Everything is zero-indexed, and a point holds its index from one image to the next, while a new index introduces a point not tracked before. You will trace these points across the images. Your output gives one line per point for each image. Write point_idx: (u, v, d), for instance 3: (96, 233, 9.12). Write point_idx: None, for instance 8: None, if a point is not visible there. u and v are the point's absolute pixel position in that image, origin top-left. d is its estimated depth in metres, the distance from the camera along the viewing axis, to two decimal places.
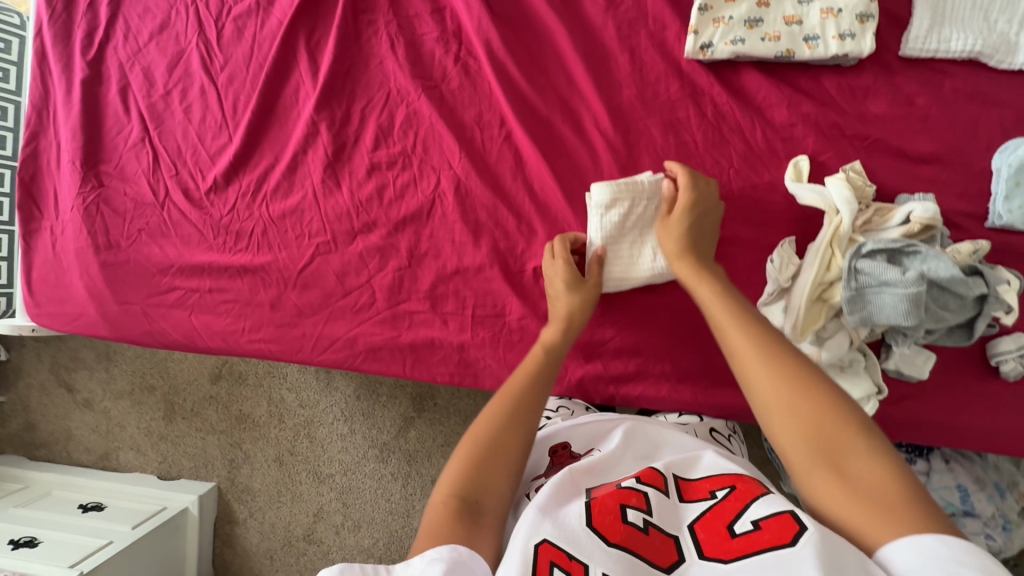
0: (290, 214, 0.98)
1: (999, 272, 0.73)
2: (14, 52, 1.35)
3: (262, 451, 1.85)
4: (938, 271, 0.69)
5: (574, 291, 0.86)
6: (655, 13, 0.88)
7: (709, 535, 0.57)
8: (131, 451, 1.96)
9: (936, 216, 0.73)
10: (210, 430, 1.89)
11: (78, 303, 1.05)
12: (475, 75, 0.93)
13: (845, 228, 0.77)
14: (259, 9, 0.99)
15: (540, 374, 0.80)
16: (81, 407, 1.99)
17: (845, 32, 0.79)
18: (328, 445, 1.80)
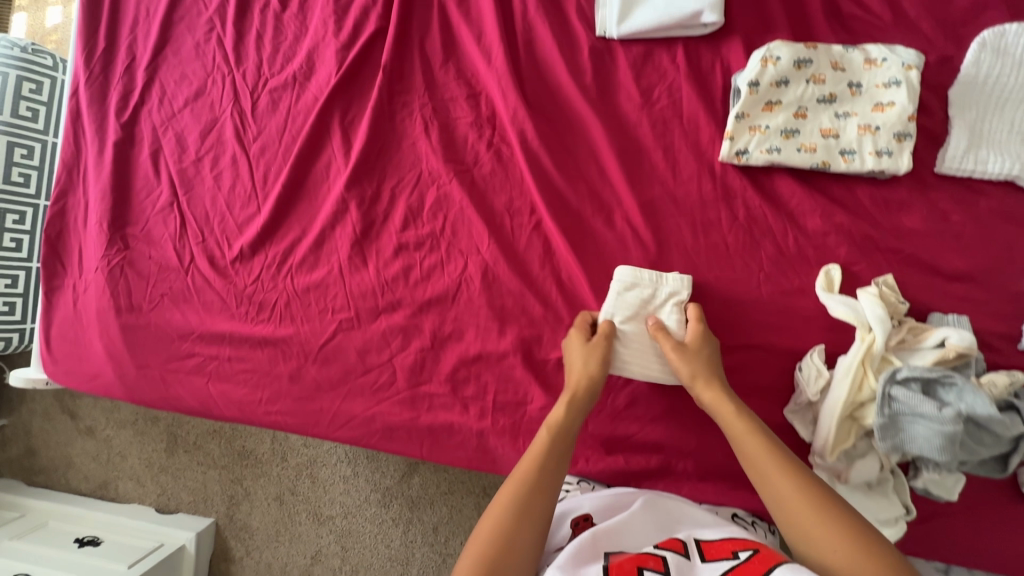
0: (314, 288, 0.98)
1: None
2: (44, 92, 1.32)
3: (262, 489, 1.83)
4: (976, 409, 0.68)
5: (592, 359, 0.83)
6: (690, 114, 0.88)
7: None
8: (130, 482, 1.93)
9: (972, 346, 0.73)
10: (212, 464, 1.88)
11: (95, 362, 1.04)
12: (507, 163, 0.94)
13: (878, 347, 0.76)
14: (296, 83, 0.99)
15: (549, 453, 0.77)
16: (83, 434, 1.97)
17: (882, 149, 0.79)
18: (330, 486, 1.78)
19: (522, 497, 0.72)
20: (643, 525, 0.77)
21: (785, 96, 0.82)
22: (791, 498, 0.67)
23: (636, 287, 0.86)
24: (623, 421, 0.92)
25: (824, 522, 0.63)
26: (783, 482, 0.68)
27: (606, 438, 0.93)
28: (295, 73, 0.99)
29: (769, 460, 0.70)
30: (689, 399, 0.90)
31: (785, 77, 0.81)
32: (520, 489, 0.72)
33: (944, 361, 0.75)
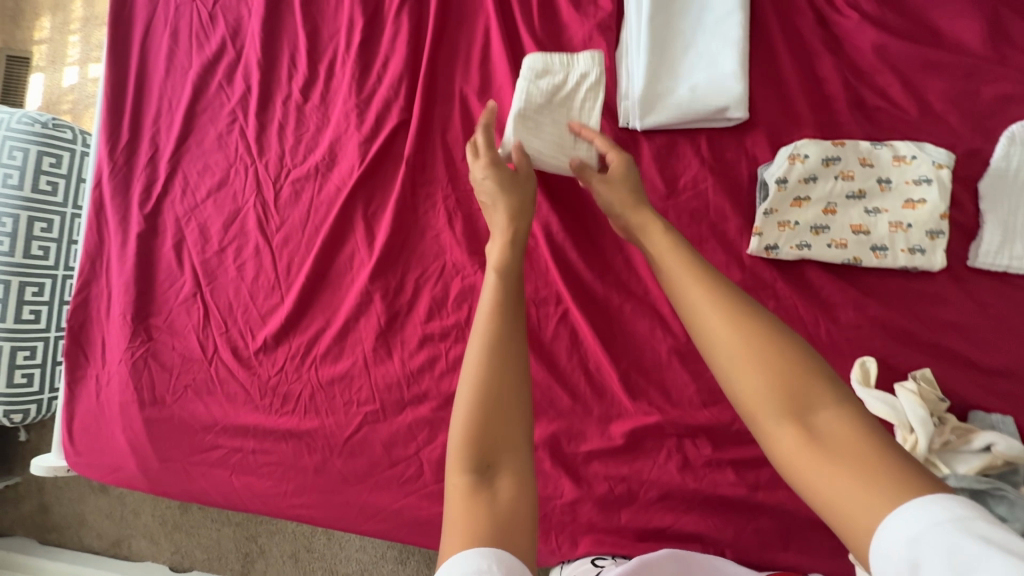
0: (339, 380, 0.97)
1: None
2: (64, 165, 1.22)
3: (277, 546, 1.81)
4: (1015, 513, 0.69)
5: (513, 211, 0.78)
6: (716, 205, 0.88)
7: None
8: (143, 539, 1.91)
9: (1020, 455, 0.72)
10: (226, 521, 1.86)
11: (119, 453, 1.03)
12: (531, 252, 0.94)
13: (921, 450, 0.75)
14: (318, 174, 1.00)
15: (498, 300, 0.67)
16: (96, 491, 1.95)
17: (915, 246, 0.79)
18: (346, 544, 1.76)
19: (487, 368, 0.60)
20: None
21: (814, 192, 0.82)
22: (730, 336, 0.54)
23: (549, 73, 0.87)
24: (655, 513, 0.88)
25: (769, 359, 0.52)
26: (715, 312, 0.56)
27: (641, 528, 0.88)
28: (318, 164, 1.00)
29: (708, 291, 0.58)
30: (723, 492, 0.86)
31: (813, 174, 0.81)
32: (473, 362, 0.62)
33: (987, 465, 0.74)
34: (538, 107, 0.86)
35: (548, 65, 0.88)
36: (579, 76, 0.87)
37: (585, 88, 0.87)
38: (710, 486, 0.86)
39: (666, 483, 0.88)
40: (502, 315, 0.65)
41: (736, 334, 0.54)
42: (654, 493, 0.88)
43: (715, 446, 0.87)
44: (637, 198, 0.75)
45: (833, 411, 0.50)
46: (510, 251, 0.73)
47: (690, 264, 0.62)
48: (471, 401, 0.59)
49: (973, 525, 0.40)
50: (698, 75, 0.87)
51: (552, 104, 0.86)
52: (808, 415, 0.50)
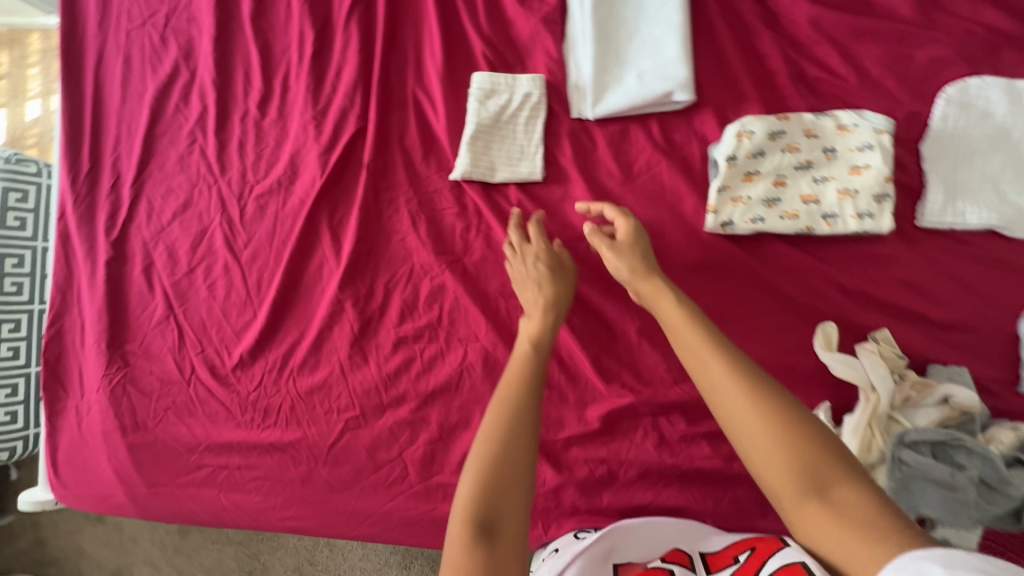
0: (317, 390, 0.98)
1: None
2: (31, 200, 1.20)
3: (280, 562, 1.83)
4: (984, 463, 0.72)
5: (542, 280, 0.85)
6: (671, 187, 0.90)
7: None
8: (145, 566, 1.91)
9: (975, 404, 0.74)
10: (227, 541, 1.87)
11: (104, 482, 1.03)
12: (497, 249, 0.95)
13: (882, 407, 0.77)
14: (282, 187, 1.01)
15: (524, 376, 0.77)
16: (92, 522, 1.94)
17: (864, 211, 0.81)
18: (349, 552, 1.80)
19: (503, 432, 0.69)
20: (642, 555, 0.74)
21: (763, 166, 0.84)
22: (746, 416, 0.63)
23: (495, 93, 0.93)
24: (637, 493, 0.90)
25: (779, 437, 0.61)
26: (729, 391, 0.65)
27: (624, 510, 0.90)
28: (280, 178, 1.01)
29: (721, 370, 0.67)
30: (699, 465, 0.88)
31: (761, 149, 0.83)
32: (489, 437, 0.69)
33: (947, 416, 0.76)
34: (485, 129, 0.93)
35: (494, 86, 0.93)
36: (521, 98, 0.92)
37: (528, 109, 0.92)
38: (687, 460, 0.89)
39: (645, 461, 0.90)
40: (526, 391, 0.74)
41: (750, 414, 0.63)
42: (634, 473, 0.90)
43: (689, 421, 0.90)
44: (647, 266, 0.80)
45: (840, 483, 0.58)
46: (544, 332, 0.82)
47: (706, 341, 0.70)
48: (480, 456, 0.67)
49: (963, 561, 0.46)
50: (643, 61, 0.89)
51: (497, 126, 0.93)
52: (822, 485, 0.58)
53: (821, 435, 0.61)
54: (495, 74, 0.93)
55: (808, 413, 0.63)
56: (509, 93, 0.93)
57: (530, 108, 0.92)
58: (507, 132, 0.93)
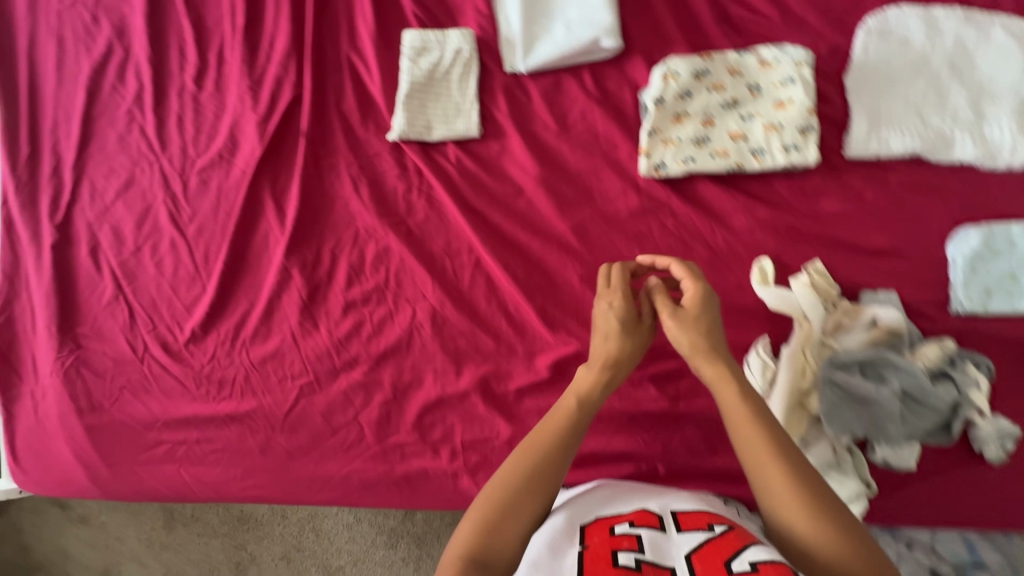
0: (270, 358, 0.98)
1: (967, 372, 0.79)
2: None
3: (267, 551, 1.83)
4: (912, 379, 0.76)
5: (611, 333, 0.75)
6: (606, 134, 0.91)
7: (709, 568, 0.57)
8: (132, 563, 1.91)
9: (899, 322, 0.78)
10: (212, 533, 1.87)
11: (64, 465, 1.03)
12: (440, 208, 0.95)
13: (815, 333, 0.80)
14: (223, 160, 1.00)
15: (558, 438, 0.69)
16: (76, 522, 1.93)
17: (790, 144, 0.82)
18: (335, 536, 1.80)
19: (521, 485, 0.65)
20: (615, 503, 0.74)
21: (691, 107, 0.85)
22: (799, 516, 0.58)
23: (427, 50, 0.94)
24: (589, 440, 0.92)
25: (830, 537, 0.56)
26: (783, 481, 0.60)
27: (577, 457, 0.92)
28: (220, 150, 1.00)
29: (773, 459, 0.61)
30: (646, 407, 0.90)
31: (688, 90, 0.85)
32: (502, 485, 0.66)
33: (875, 338, 0.80)
34: (419, 87, 0.94)
35: (426, 44, 0.94)
36: (453, 53, 0.93)
37: (460, 64, 0.93)
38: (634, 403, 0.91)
39: (595, 407, 0.92)
40: (558, 454, 0.68)
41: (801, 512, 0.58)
42: None
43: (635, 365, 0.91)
44: (712, 343, 0.70)
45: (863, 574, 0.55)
46: (597, 386, 0.72)
47: (755, 420, 0.64)
48: (493, 499, 0.65)
49: None
50: (572, 11, 0.91)
51: (431, 83, 0.94)
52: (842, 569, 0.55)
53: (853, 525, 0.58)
54: (426, 32, 0.94)
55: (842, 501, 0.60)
56: (441, 50, 0.94)
57: (462, 63, 0.93)
58: (441, 89, 0.94)
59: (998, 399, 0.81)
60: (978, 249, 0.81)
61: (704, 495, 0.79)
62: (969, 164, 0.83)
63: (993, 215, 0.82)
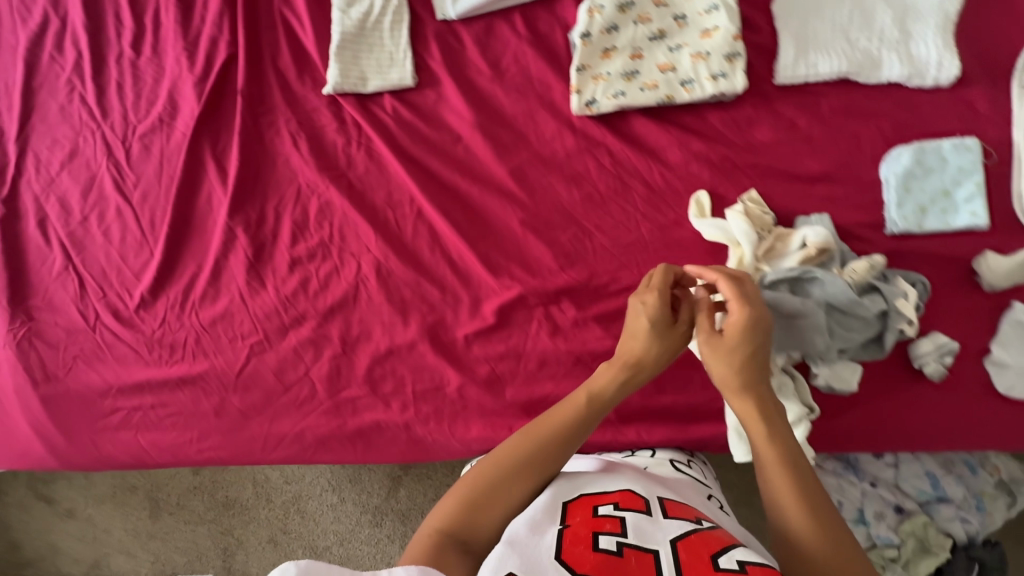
0: (220, 320, 0.99)
1: (897, 284, 0.78)
2: None
3: (253, 534, 1.80)
4: (838, 293, 0.75)
5: (641, 336, 0.73)
6: (540, 76, 0.91)
7: (693, 559, 0.54)
8: (121, 555, 1.88)
9: (829, 239, 0.77)
10: (199, 520, 1.84)
11: (23, 438, 1.04)
12: (380, 159, 0.95)
13: (748, 260, 0.80)
14: (163, 124, 1.00)
15: (566, 432, 0.69)
16: (63, 517, 1.89)
17: (717, 72, 0.84)
18: (321, 517, 1.76)
19: (518, 468, 0.66)
20: (606, 476, 0.69)
21: (618, 41, 0.87)
22: (801, 523, 0.60)
23: (358, 2, 0.95)
24: (537, 384, 0.92)
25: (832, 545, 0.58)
26: (794, 493, 0.62)
27: (525, 402, 0.92)
28: (160, 114, 1.00)
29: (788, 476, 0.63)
30: (591, 346, 0.89)
31: (614, 23, 0.86)
32: (496, 468, 0.66)
33: (811, 257, 0.78)
34: (352, 39, 0.94)
35: None
36: (382, 3, 0.94)
37: (391, 14, 0.94)
38: (580, 345, 0.90)
39: (541, 350, 0.91)
40: (560, 450, 0.68)
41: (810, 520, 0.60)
42: (532, 364, 0.92)
43: (579, 306, 0.90)
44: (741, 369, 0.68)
45: None
46: (611, 384, 0.72)
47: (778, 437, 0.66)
48: (487, 472, 0.66)
49: None
50: None
51: (363, 34, 0.94)
52: None
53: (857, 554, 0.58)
54: None
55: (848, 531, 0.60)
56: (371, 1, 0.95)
57: (393, 13, 0.94)
58: (374, 40, 0.94)
59: (936, 317, 0.81)
60: (910, 168, 0.81)
61: (686, 485, 0.77)
62: (897, 83, 0.83)
63: (924, 133, 0.82)
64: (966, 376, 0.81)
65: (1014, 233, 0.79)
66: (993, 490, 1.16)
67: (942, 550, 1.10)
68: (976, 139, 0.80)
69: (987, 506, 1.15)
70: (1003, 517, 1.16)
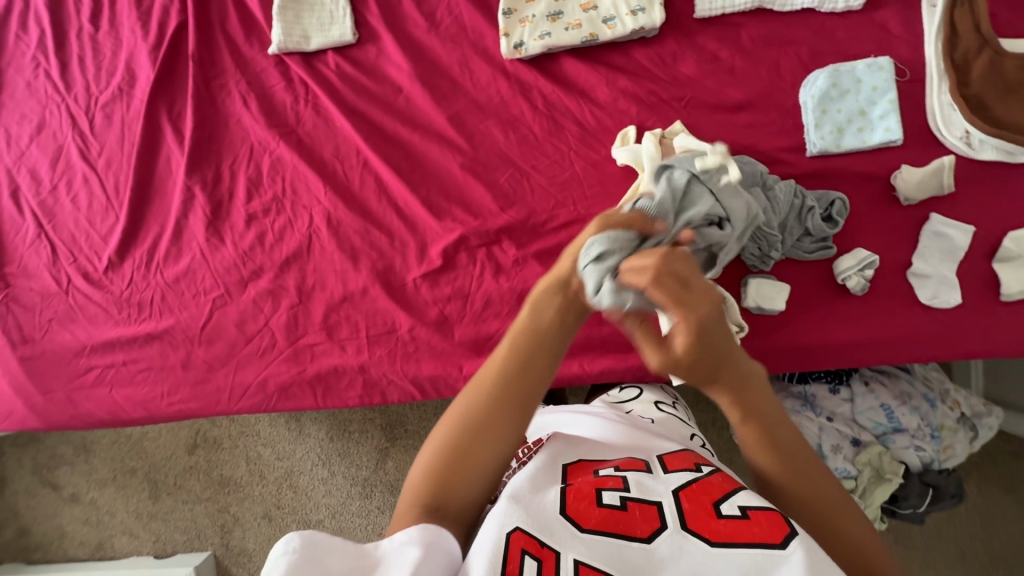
0: (183, 276, 1.03)
1: (809, 201, 0.82)
2: None
3: (249, 511, 1.66)
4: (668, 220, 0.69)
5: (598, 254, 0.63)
6: (472, 26, 0.95)
7: (696, 508, 0.54)
8: (125, 536, 1.72)
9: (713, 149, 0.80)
10: (197, 498, 1.70)
11: (6, 400, 1.09)
12: (326, 114, 1.00)
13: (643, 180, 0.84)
14: (123, 94, 1.06)
15: (517, 376, 0.58)
16: (67, 502, 1.74)
17: (636, 8, 0.88)
18: (312, 491, 1.64)
19: (473, 423, 0.56)
20: (605, 441, 0.68)
21: None
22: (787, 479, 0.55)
23: None
24: (484, 322, 0.95)
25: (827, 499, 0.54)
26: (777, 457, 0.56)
27: (473, 341, 0.95)
28: (120, 84, 1.06)
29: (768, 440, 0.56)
30: (532, 283, 0.93)
31: None
32: (456, 437, 0.56)
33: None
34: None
35: None
36: None
37: None
38: (522, 281, 0.93)
39: (486, 289, 0.95)
40: (526, 397, 0.58)
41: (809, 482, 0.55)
42: (478, 303, 0.95)
43: (519, 244, 0.93)
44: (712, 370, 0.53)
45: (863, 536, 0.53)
46: (552, 312, 0.61)
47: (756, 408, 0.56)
48: (445, 439, 0.56)
49: None
50: None
51: None
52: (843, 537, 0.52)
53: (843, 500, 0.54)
54: None
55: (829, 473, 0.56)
56: None
57: None
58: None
59: (857, 234, 0.84)
60: (826, 90, 0.84)
61: (675, 431, 0.76)
62: (810, 10, 0.86)
63: (839, 57, 0.85)
64: (889, 289, 0.84)
65: (926, 147, 0.82)
66: (953, 423, 1.15)
67: (896, 476, 1.11)
68: (888, 58, 0.83)
69: (945, 437, 1.15)
70: (963, 449, 1.14)
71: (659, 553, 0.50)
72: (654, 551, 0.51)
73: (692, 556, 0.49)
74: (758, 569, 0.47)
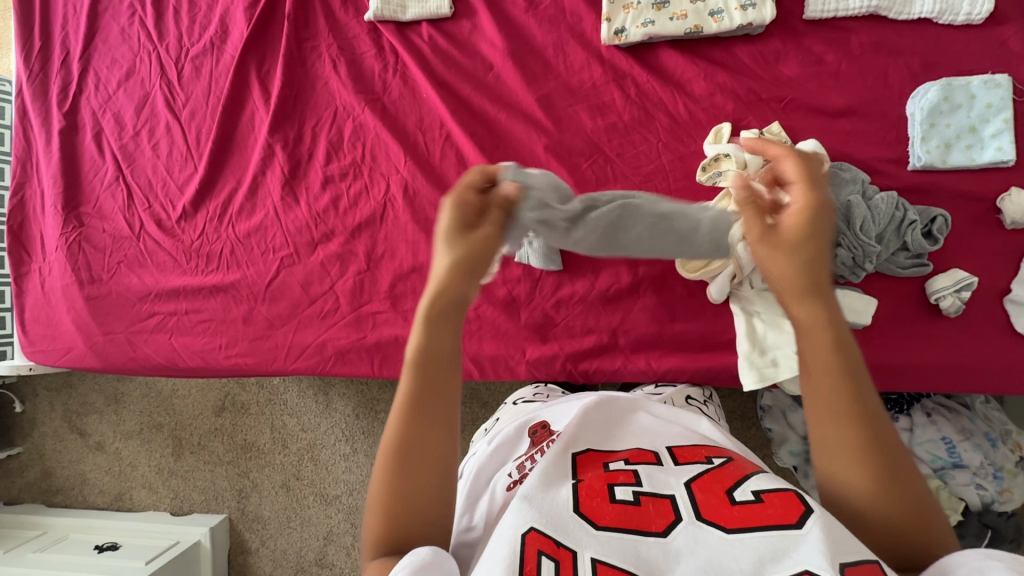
0: (254, 232, 1.04)
1: (911, 214, 0.79)
2: None
3: (267, 478, 1.65)
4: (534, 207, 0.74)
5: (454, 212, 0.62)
6: (571, 8, 0.95)
7: (709, 497, 0.52)
8: (143, 490, 1.73)
9: (818, 151, 0.80)
10: (217, 461, 1.69)
11: (67, 337, 1.10)
12: (413, 84, 1.00)
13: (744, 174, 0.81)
14: (214, 48, 1.07)
15: (422, 386, 0.53)
16: (92, 449, 1.76)
17: (746, 3, 0.86)
18: (332, 465, 1.60)
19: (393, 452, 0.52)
20: (610, 432, 0.66)
21: None
22: (836, 431, 0.49)
23: None
24: (553, 306, 0.94)
25: (895, 502, 0.47)
26: (854, 457, 0.48)
27: (538, 327, 0.94)
28: (212, 38, 1.07)
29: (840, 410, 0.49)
30: (605, 271, 0.92)
31: None
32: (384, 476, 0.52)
33: None
34: None
35: None
36: None
37: None
38: (597, 270, 0.93)
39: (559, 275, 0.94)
40: (439, 416, 0.53)
41: (884, 493, 0.47)
42: (550, 288, 0.94)
43: None
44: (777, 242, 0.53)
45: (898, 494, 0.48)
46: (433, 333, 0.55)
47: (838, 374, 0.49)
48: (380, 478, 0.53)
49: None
50: None
51: None
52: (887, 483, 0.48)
53: (890, 464, 0.48)
54: None
55: (882, 437, 0.49)
56: None
57: None
58: None
59: (953, 253, 0.82)
60: (937, 103, 0.81)
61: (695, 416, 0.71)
62: (926, 20, 0.83)
63: (952, 71, 0.82)
64: (984, 314, 0.80)
65: None
66: (1015, 466, 1.08)
67: (954, 513, 1.06)
68: (1005, 76, 0.80)
69: (1006, 480, 1.08)
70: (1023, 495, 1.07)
71: (674, 548, 0.49)
72: (670, 545, 0.49)
73: (706, 546, 0.48)
74: (772, 550, 0.46)
